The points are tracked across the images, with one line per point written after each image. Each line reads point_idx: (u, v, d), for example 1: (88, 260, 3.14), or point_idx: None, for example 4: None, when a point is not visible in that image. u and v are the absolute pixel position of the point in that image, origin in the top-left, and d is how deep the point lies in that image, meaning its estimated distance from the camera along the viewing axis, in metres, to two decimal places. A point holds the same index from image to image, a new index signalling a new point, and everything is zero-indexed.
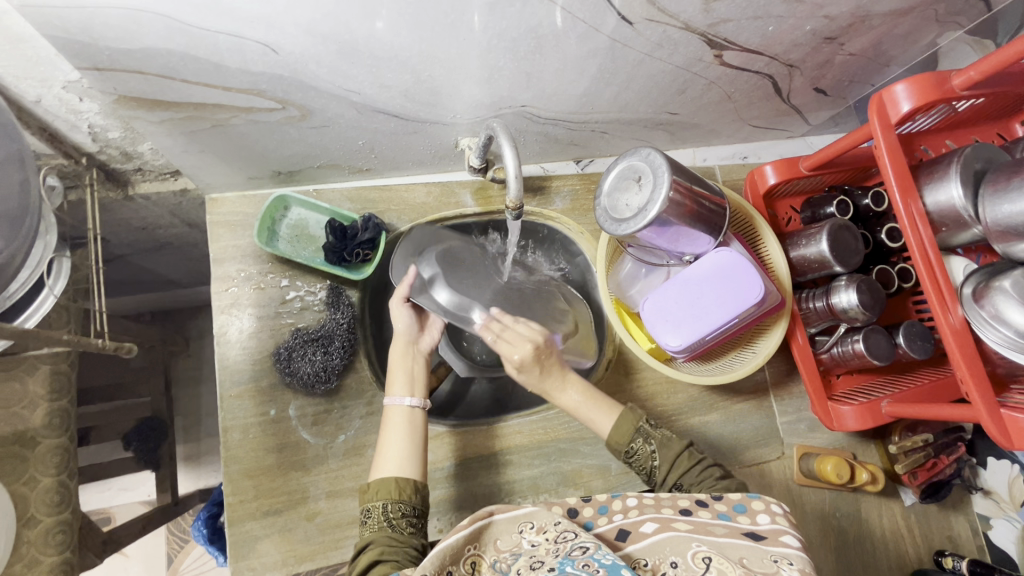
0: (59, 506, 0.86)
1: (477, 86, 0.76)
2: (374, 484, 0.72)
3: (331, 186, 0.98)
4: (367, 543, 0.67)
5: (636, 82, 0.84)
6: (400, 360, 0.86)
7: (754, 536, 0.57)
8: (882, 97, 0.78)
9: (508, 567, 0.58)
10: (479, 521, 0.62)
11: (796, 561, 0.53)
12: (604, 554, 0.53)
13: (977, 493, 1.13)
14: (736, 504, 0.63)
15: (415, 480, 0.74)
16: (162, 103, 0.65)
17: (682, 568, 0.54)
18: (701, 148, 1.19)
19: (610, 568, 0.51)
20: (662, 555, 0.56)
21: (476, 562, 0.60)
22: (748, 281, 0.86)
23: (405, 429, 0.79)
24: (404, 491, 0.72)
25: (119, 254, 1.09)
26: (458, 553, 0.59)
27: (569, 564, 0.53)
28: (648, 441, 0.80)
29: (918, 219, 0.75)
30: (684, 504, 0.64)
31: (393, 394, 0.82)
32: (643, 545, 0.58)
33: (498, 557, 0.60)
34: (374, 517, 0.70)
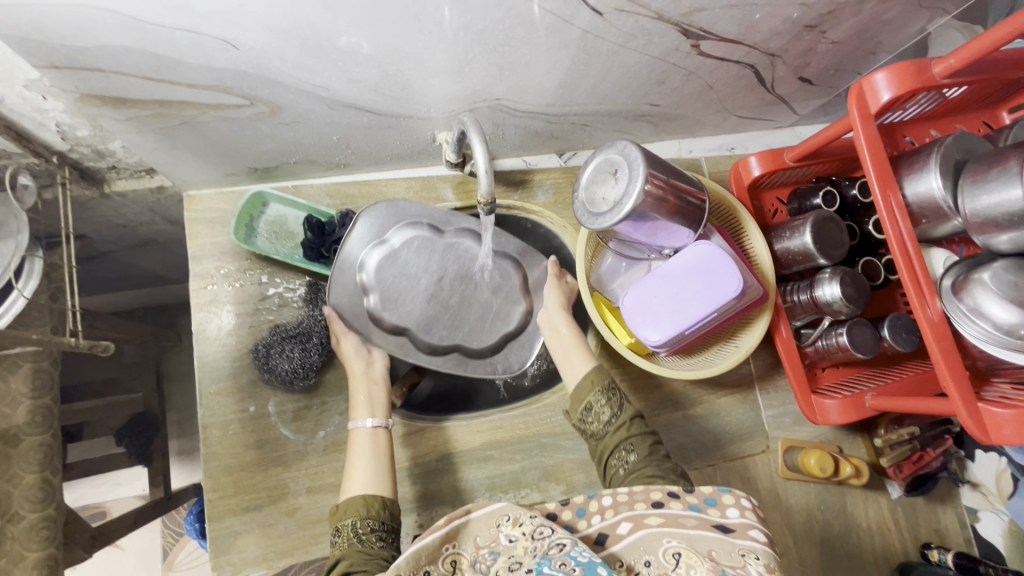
0: (42, 502, 0.87)
1: (448, 80, 0.75)
2: (343, 504, 0.72)
3: (310, 182, 0.97)
4: (337, 559, 0.66)
5: (613, 72, 0.82)
6: (360, 384, 0.84)
7: (723, 529, 0.59)
8: (862, 86, 0.76)
9: (488, 567, 0.58)
10: (456, 520, 0.62)
11: (763, 556, 0.56)
12: (580, 551, 0.54)
13: (965, 486, 1.12)
14: (706, 496, 0.63)
15: (385, 496, 0.74)
16: (126, 101, 0.65)
17: (655, 566, 0.56)
18: (687, 139, 1.17)
19: (586, 566, 0.53)
20: (637, 555, 0.58)
21: (456, 561, 0.61)
22: (728, 274, 0.85)
23: (371, 453, 0.78)
24: (372, 505, 0.72)
25: (103, 250, 1.09)
26: (435, 553, 0.60)
27: (546, 564, 0.54)
28: (615, 401, 0.79)
29: (898, 211, 0.74)
30: (656, 495, 0.64)
31: (355, 417, 0.82)
32: (620, 547, 0.60)
33: (477, 556, 0.60)
34: (345, 537, 0.68)
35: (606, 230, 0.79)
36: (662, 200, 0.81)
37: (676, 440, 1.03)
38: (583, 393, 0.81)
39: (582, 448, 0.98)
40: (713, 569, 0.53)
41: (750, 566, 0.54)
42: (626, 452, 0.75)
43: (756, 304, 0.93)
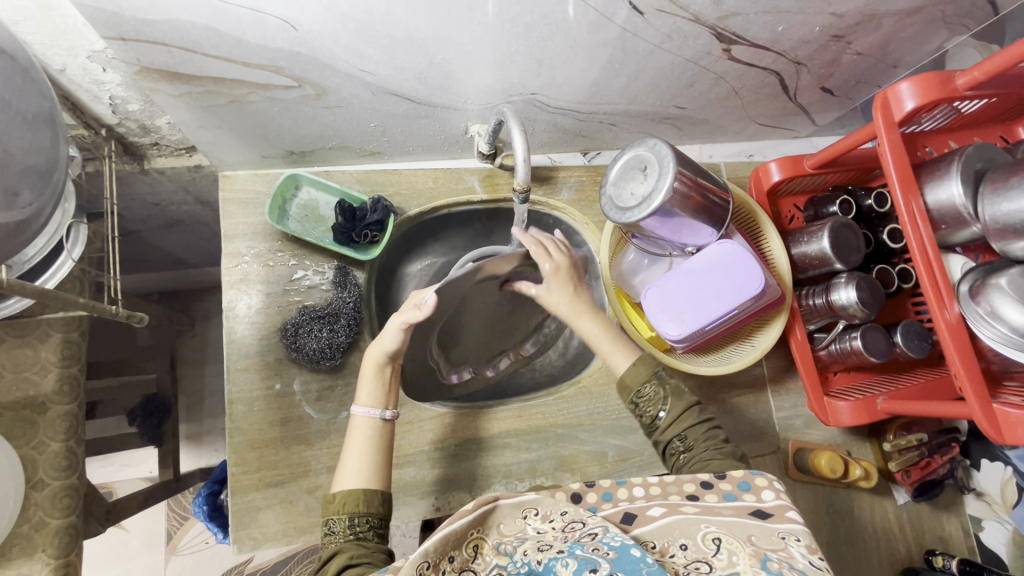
0: (66, 471, 0.88)
1: (488, 72, 0.78)
2: (340, 495, 0.71)
3: (342, 168, 1.00)
4: (333, 554, 0.65)
5: (645, 73, 0.85)
6: (370, 366, 0.83)
7: (761, 515, 0.62)
8: (887, 95, 0.79)
9: (514, 549, 0.60)
10: (484, 504, 0.63)
11: (804, 538, 0.58)
12: (613, 537, 0.57)
13: (970, 495, 1.13)
14: (740, 481, 0.67)
15: (373, 489, 0.72)
16: (182, 76, 0.67)
17: (692, 550, 0.58)
18: (707, 145, 1.20)
19: (620, 550, 0.55)
20: (671, 538, 0.60)
21: (478, 545, 0.61)
22: (749, 274, 0.87)
23: (369, 443, 0.78)
24: (360, 501, 0.70)
25: (131, 229, 1.11)
26: (460, 539, 0.60)
27: (580, 547, 0.56)
28: (661, 394, 0.81)
29: (918, 217, 0.76)
30: (689, 487, 0.67)
31: (360, 404, 0.80)
32: (650, 528, 0.61)
33: (503, 540, 0.62)
34: (339, 529, 0.68)
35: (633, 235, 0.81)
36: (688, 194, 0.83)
37: None
38: (631, 384, 0.82)
39: (597, 441, 1.00)
40: (755, 555, 0.55)
41: (792, 548, 0.57)
42: (681, 440, 0.78)
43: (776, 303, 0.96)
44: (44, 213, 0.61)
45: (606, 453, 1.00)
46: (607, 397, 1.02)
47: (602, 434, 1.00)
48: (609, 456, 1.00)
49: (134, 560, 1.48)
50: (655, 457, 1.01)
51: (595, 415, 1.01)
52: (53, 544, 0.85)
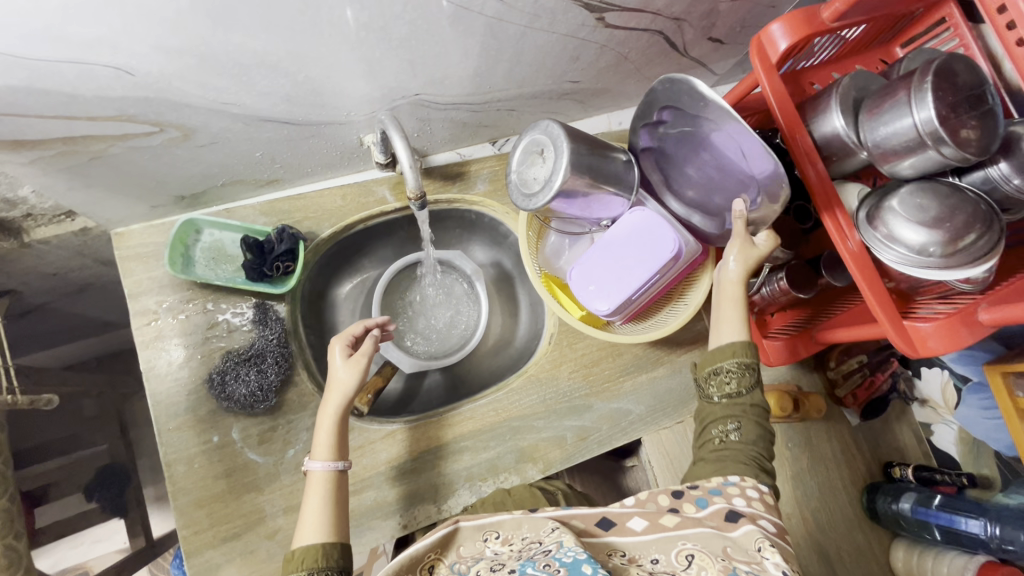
0: (9, 569, 0.84)
1: (361, 81, 0.75)
2: (299, 552, 0.69)
3: (242, 203, 0.96)
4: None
5: (526, 55, 0.83)
6: (329, 417, 0.79)
7: (734, 517, 0.66)
8: (761, 39, 0.79)
9: (467, 568, 0.60)
10: (445, 526, 0.64)
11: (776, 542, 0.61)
12: (565, 552, 0.56)
13: (916, 403, 1.18)
14: (712, 488, 0.71)
15: (329, 543, 0.70)
16: (25, 143, 0.63)
17: (663, 563, 0.60)
18: (616, 112, 1.19)
19: (571, 566, 0.53)
20: (646, 552, 0.62)
21: (434, 567, 0.62)
22: (663, 235, 0.88)
23: (326, 497, 0.75)
24: (318, 558, 0.68)
25: (36, 303, 1.05)
26: (413, 562, 0.61)
27: (531, 565, 0.55)
28: (747, 376, 0.81)
29: (808, 155, 0.78)
30: (666, 498, 0.69)
31: (315, 458, 0.77)
32: (623, 538, 0.64)
33: (458, 560, 0.62)
34: None
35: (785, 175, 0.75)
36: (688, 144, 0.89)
37: (645, 404, 1.05)
38: (719, 358, 0.83)
39: (554, 425, 1.01)
40: (724, 569, 0.57)
41: (767, 560, 0.59)
42: (730, 427, 0.80)
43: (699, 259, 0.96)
44: None
45: (565, 435, 1.00)
46: (556, 381, 1.02)
47: (558, 418, 1.01)
48: (568, 438, 1.00)
49: None
50: (612, 430, 1.02)
51: (547, 401, 1.01)
52: None
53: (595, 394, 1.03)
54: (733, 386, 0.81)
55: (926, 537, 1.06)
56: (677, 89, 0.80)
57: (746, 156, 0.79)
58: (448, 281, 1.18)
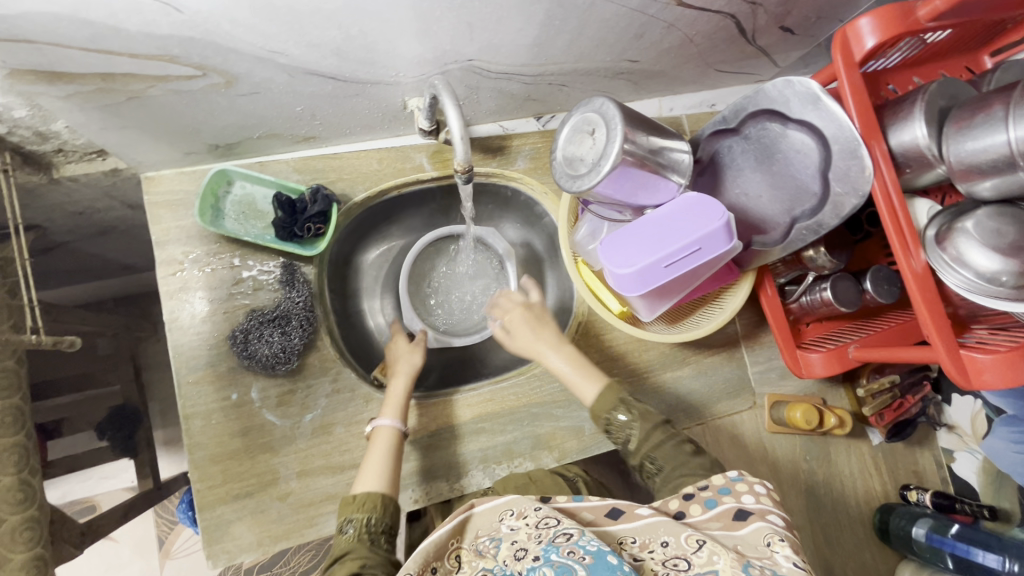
0: (23, 504, 0.84)
1: (415, 41, 0.70)
2: (361, 497, 0.73)
3: (276, 157, 0.92)
4: (344, 553, 0.67)
5: (590, 28, 0.78)
6: (400, 383, 0.87)
7: (742, 515, 0.63)
8: (846, 33, 0.73)
9: (494, 556, 0.58)
10: (460, 514, 0.63)
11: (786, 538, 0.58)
12: (589, 541, 0.54)
13: (942, 429, 1.15)
14: (721, 487, 0.67)
15: (385, 495, 0.74)
16: (63, 75, 0.59)
17: (674, 547, 0.58)
18: (667, 97, 1.14)
19: (596, 554, 0.52)
20: (653, 535, 0.60)
21: (459, 554, 0.61)
22: (710, 213, 0.78)
23: (388, 451, 0.78)
24: (377, 505, 0.72)
25: (60, 240, 1.03)
26: (441, 549, 0.60)
27: (554, 551, 0.54)
28: (630, 416, 0.84)
29: (883, 161, 0.72)
30: (674, 505, 0.67)
31: (383, 415, 0.82)
32: (635, 524, 0.62)
33: (479, 543, 0.61)
34: (356, 528, 0.70)
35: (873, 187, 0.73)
36: (752, 161, 0.89)
37: (665, 402, 1.02)
38: (605, 403, 0.85)
39: (573, 415, 0.99)
40: (738, 558, 0.55)
41: (777, 554, 0.56)
42: (652, 463, 0.82)
43: (729, 277, 0.94)
44: None
45: (583, 427, 0.99)
46: None
47: (578, 409, 0.99)
48: (586, 429, 0.99)
49: (128, 568, 1.50)
50: None
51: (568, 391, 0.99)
52: None
53: (617, 387, 1.01)
54: (630, 430, 0.84)
55: (937, 564, 1.04)
56: (790, 93, 0.79)
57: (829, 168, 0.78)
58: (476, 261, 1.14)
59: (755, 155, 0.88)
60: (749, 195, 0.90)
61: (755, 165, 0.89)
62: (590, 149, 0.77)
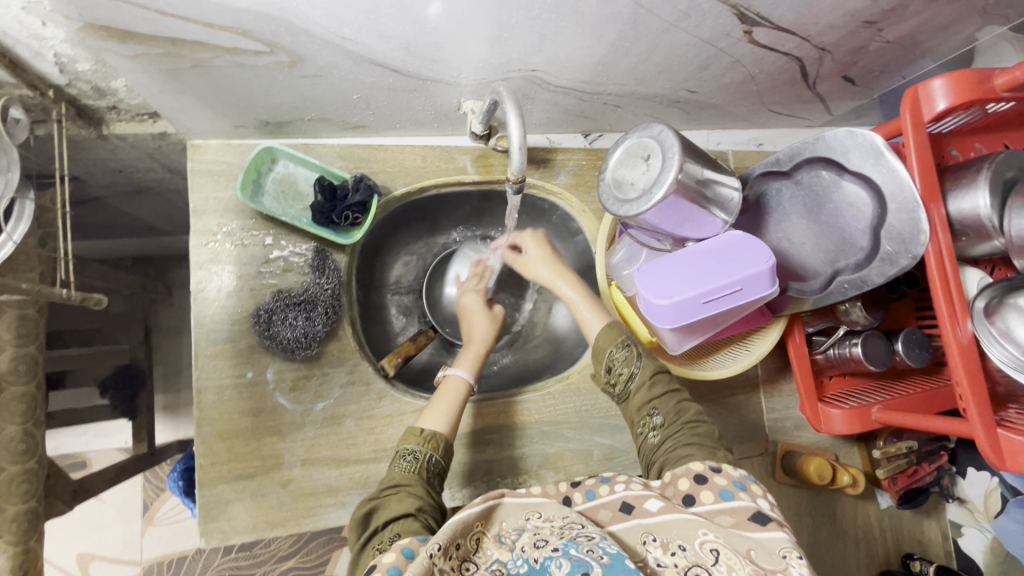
0: (24, 455, 0.84)
1: (484, 45, 0.70)
2: (428, 432, 0.74)
3: (322, 141, 0.92)
4: (403, 484, 0.68)
5: (657, 53, 0.77)
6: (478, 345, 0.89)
7: (759, 519, 0.56)
8: (918, 92, 0.72)
9: (512, 544, 0.56)
10: (491, 500, 0.60)
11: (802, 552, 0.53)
12: (610, 543, 0.52)
13: (953, 501, 1.13)
14: (736, 479, 0.62)
15: (445, 436, 0.75)
16: (134, 36, 0.59)
17: (691, 553, 0.55)
18: (716, 131, 1.13)
19: (614, 556, 0.50)
20: (670, 536, 0.57)
21: (480, 539, 0.57)
22: (753, 255, 0.78)
23: (457, 400, 0.80)
24: (439, 445, 0.73)
25: (94, 195, 1.03)
26: (468, 528, 0.56)
27: (574, 547, 0.52)
28: (635, 354, 0.79)
29: (939, 226, 0.71)
30: (685, 486, 0.63)
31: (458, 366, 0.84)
32: (649, 521, 0.59)
33: (503, 534, 0.58)
34: (418, 460, 0.71)
35: (925, 251, 0.72)
36: (801, 207, 0.87)
37: None
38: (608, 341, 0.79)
39: (583, 439, 0.97)
40: (755, 573, 0.51)
41: (793, 569, 0.51)
42: (652, 414, 0.76)
43: (760, 320, 0.93)
44: None
45: (592, 452, 0.97)
46: (594, 395, 0.99)
47: (589, 433, 0.97)
48: (594, 455, 0.97)
49: (109, 529, 1.48)
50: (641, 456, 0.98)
51: (582, 413, 0.98)
52: (12, 530, 0.81)
53: None
54: (631, 372, 0.78)
55: None
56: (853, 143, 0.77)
57: (883, 224, 0.76)
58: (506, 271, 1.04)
59: (804, 203, 0.87)
60: (791, 241, 0.89)
61: (802, 213, 0.87)
62: (641, 175, 0.77)
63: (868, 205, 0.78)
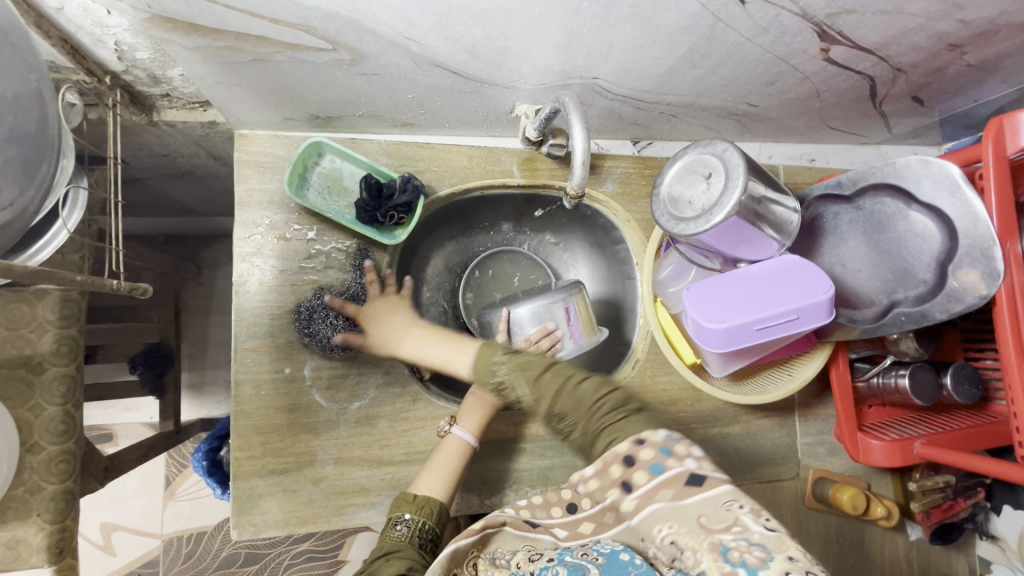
0: (63, 436, 0.84)
1: (551, 52, 0.67)
2: (419, 497, 0.74)
3: (369, 136, 0.90)
4: (393, 549, 0.67)
5: (726, 67, 0.74)
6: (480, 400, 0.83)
7: (695, 480, 0.51)
8: (1003, 123, 0.68)
9: (507, 563, 0.56)
10: (490, 525, 0.61)
11: (747, 502, 0.49)
12: (603, 545, 0.54)
13: (983, 537, 1.10)
14: (660, 446, 0.56)
15: (442, 503, 0.75)
16: (199, 28, 0.57)
17: (668, 540, 0.50)
18: (768, 144, 1.09)
19: (609, 555, 0.52)
20: (648, 532, 0.52)
21: (475, 563, 0.58)
22: (806, 287, 0.75)
23: (453, 460, 0.79)
24: (432, 511, 0.73)
25: (136, 176, 1.02)
26: (461, 556, 0.57)
27: (569, 554, 0.53)
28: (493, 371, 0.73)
29: (1014, 263, 0.68)
30: (617, 473, 0.57)
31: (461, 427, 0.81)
32: (631, 523, 0.54)
33: (498, 556, 0.58)
34: (409, 525, 0.71)
35: (997, 290, 0.69)
36: (860, 233, 0.84)
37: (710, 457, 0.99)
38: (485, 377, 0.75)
39: None
40: (713, 545, 0.46)
41: (745, 517, 0.47)
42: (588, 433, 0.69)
43: (806, 346, 0.91)
44: (30, 208, 0.55)
45: None
46: None
47: None
48: None
49: (132, 502, 1.51)
50: None
51: None
52: (49, 509, 0.82)
53: None
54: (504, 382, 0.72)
55: None
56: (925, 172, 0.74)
57: (950, 260, 0.73)
58: (552, 308, 0.90)
59: (864, 228, 0.84)
60: (846, 266, 0.86)
61: (860, 239, 0.84)
62: (699, 194, 0.74)
63: (935, 238, 0.75)
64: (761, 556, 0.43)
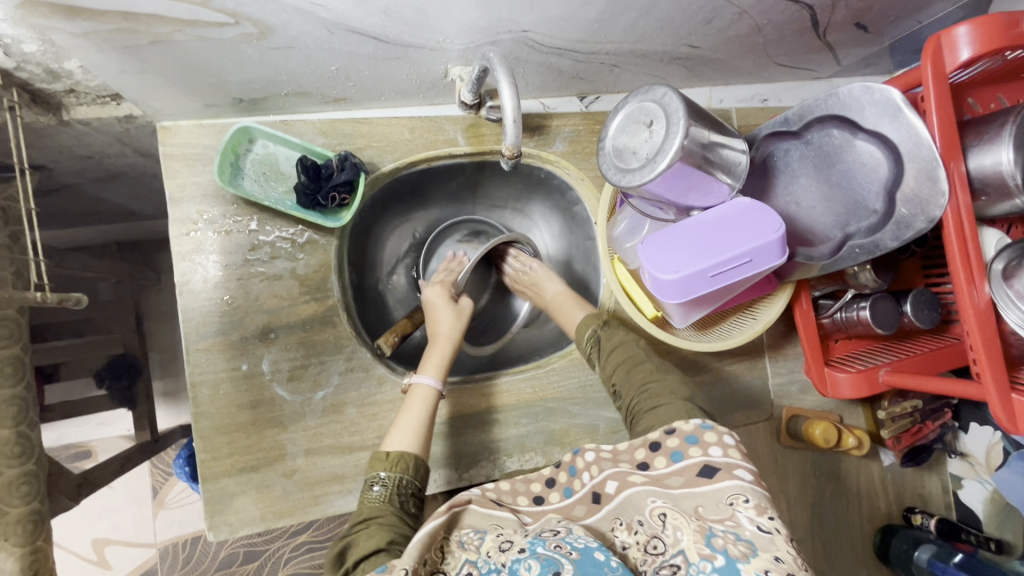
0: (20, 458, 0.82)
1: (470, 5, 0.64)
2: (393, 454, 0.72)
3: (301, 117, 0.86)
4: (373, 515, 0.65)
5: (658, 7, 0.71)
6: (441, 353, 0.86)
7: (708, 473, 0.55)
8: (940, 40, 0.67)
9: (477, 549, 0.53)
10: (457, 505, 0.57)
11: (752, 497, 0.51)
12: (578, 538, 0.50)
13: (954, 456, 1.14)
14: (687, 434, 0.59)
15: (416, 455, 0.73)
16: (80, 11, 0.53)
17: (646, 526, 0.53)
18: (718, 87, 1.06)
19: (583, 551, 0.48)
20: (631, 515, 0.55)
21: (445, 546, 0.55)
22: (753, 230, 0.74)
23: (419, 416, 0.77)
24: (409, 466, 0.71)
25: (66, 182, 0.97)
26: (433, 540, 0.53)
27: (541, 544, 0.50)
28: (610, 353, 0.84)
29: (959, 184, 0.68)
30: (642, 455, 0.61)
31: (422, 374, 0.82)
32: (616, 505, 0.56)
33: (466, 537, 0.55)
34: (387, 484, 0.69)
35: (942, 212, 0.69)
36: (811, 168, 0.83)
37: None
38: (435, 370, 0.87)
39: (588, 413, 0.96)
40: (700, 530, 0.49)
41: (740, 514, 0.51)
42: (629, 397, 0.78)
43: (767, 288, 0.90)
44: None
45: (597, 426, 0.96)
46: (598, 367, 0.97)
47: (594, 407, 0.96)
48: (600, 429, 0.96)
49: (121, 514, 1.50)
50: None
51: (586, 387, 0.97)
52: (17, 533, 0.80)
53: None
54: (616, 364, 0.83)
55: None
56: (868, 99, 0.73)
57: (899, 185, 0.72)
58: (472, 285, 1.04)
59: (814, 162, 0.82)
60: (800, 205, 0.85)
61: (811, 174, 0.83)
62: (642, 142, 0.72)
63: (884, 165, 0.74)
64: (744, 551, 0.47)
